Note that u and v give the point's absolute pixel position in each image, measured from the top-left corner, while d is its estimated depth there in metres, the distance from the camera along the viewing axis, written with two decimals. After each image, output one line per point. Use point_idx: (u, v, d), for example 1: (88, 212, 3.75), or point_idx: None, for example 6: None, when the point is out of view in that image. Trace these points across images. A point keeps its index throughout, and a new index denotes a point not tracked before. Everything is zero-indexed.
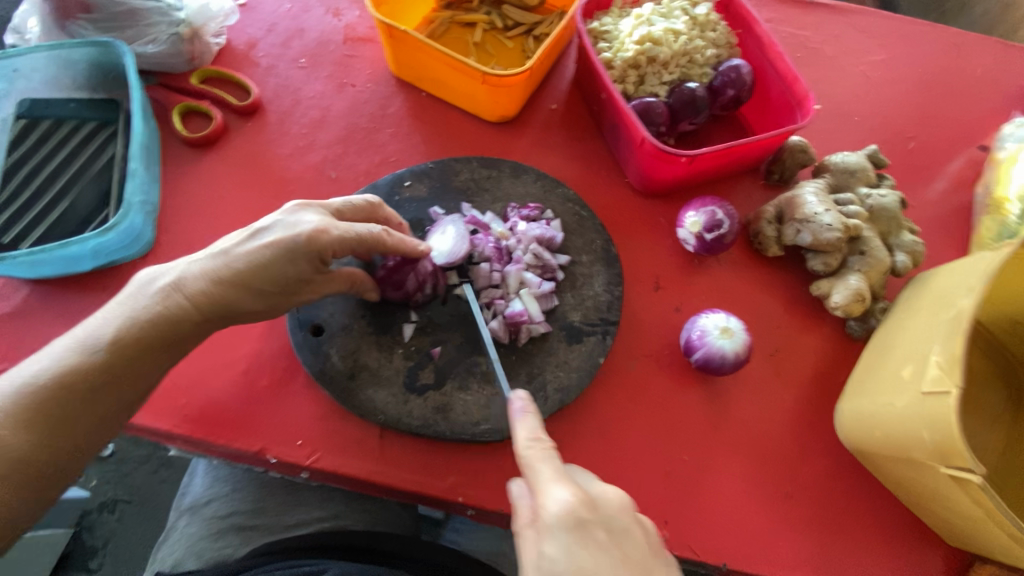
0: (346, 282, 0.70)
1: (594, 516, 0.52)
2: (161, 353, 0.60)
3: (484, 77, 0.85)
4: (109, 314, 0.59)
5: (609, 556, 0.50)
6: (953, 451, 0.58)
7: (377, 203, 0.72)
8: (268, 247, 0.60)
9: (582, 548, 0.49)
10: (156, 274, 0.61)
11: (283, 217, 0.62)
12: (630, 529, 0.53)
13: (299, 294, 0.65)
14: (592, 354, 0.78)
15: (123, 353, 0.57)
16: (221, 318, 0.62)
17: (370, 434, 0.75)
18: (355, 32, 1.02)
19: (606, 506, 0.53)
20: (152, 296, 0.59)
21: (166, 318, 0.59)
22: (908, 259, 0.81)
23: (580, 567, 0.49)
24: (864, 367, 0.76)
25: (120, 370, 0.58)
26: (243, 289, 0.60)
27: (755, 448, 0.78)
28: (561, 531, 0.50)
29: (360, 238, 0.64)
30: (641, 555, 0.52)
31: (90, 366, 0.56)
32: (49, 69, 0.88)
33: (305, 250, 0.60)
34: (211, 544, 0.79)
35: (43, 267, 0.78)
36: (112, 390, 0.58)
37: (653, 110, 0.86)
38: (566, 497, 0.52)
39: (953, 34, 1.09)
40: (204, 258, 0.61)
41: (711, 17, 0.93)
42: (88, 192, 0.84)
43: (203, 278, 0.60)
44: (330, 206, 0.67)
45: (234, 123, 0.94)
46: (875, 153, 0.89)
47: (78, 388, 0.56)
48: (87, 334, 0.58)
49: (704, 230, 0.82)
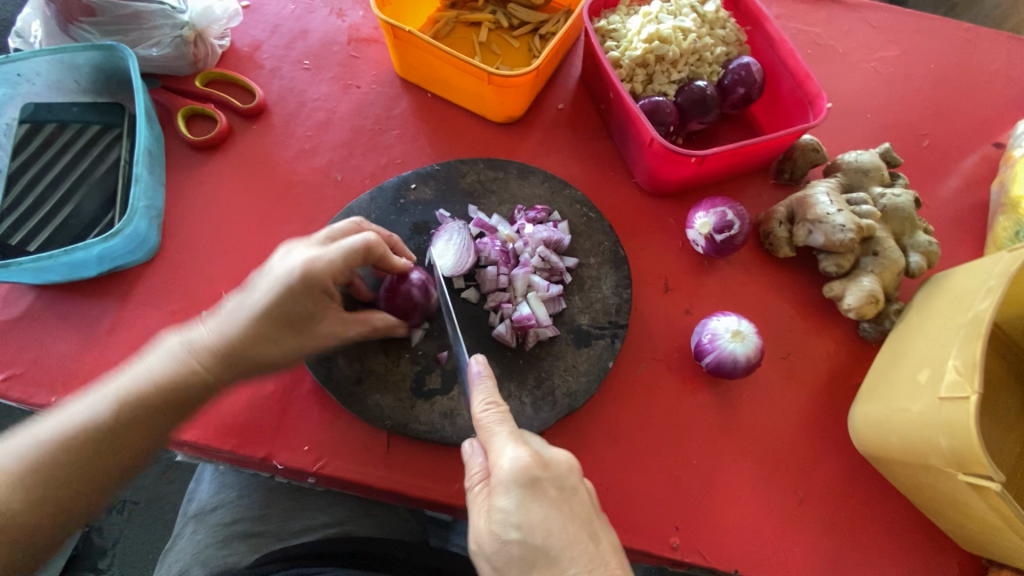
0: (362, 323, 0.69)
1: (547, 475, 0.53)
2: (173, 412, 0.59)
3: (491, 78, 0.84)
4: (130, 371, 0.60)
5: (557, 512, 0.51)
6: (972, 459, 0.57)
7: (361, 223, 0.71)
8: (268, 289, 0.61)
9: (531, 504, 0.51)
10: (173, 337, 0.62)
11: (278, 257, 0.64)
12: (578, 489, 0.54)
13: (313, 339, 0.65)
14: (601, 358, 0.77)
15: (140, 406, 0.57)
16: (237, 374, 0.62)
17: (377, 440, 0.74)
18: (358, 33, 1.02)
19: (556, 465, 0.54)
20: (167, 356, 0.60)
21: (180, 376, 0.59)
22: (923, 259, 0.80)
23: (528, 522, 0.50)
24: (878, 370, 0.75)
25: (134, 424, 0.57)
26: (252, 335, 0.61)
27: (767, 453, 0.76)
28: (513, 488, 0.52)
29: (354, 256, 0.64)
30: (588, 512, 0.53)
31: (105, 423, 0.56)
32: (53, 74, 0.86)
33: (302, 282, 0.61)
34: (217, 551, 0.77)
35: (49, 274, 0.77)
36: (116, 452, 0.56)
37: (662, 109, 0.85)
38: (520, 456, 0.53)
39: (967, 28, 1.07)
40: (216, 314, 0.63)
41: (720, 14, 0.91)
42: (92, 197, 0.84)
43: (214, 333, 0.61)
44: (319, 239, 0.68)
45: (238, 126, 0.93)
46: (888, 152, 0.87)
47: (85, 445, 0.55)
48: (105, 395, 0.58)
49: (714, 231, 0.81)
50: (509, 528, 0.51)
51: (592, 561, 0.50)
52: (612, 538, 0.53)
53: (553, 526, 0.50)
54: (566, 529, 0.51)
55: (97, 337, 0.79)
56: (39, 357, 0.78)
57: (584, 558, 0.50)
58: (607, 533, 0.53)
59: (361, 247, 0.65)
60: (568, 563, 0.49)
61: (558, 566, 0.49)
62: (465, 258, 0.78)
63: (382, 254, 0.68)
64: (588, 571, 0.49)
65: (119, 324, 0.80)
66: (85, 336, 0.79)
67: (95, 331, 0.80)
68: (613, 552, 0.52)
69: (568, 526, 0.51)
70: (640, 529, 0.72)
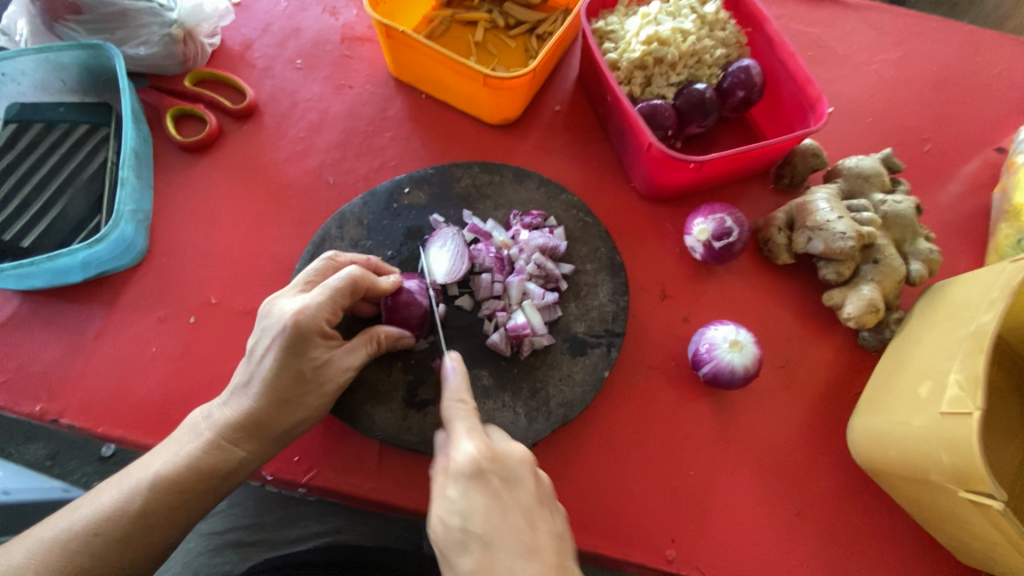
0: (369, 344, 0.68)
1: (493, 466, 0.52)
2: (203, 488, 0.60)
3: (486, 80, 0.82)
4: (157, 458, 0.61)
5: (498, 501, 0.51)
6: (974, 476, 0.56)
7: (333, 257, 0.69)
8: (266, 352, 0.61)
9: (474, 492, 0.51)
10: (192, 419, 0.63)
11: (264, 314, 0.63)
12: (526, 480, 0.53)
13: (324, 388, 0.65)
14: (597, 368, 0.75)
15: (168, 488, 0.58)
16: (260, 441, 0.63)
17: (368, 450, 0.73)
18: (352, 32, 1.00)
19: (508, 458, 0.54)
20: (190, 440, 0.61)
21: (205, 456, 0.60)
22: (923, 267, 0.78)
23: (470, 509, 0.50)
24: (877, 381, 0.74)
25: (164, 503, 0.58)
26: (264, 402, 0.61)
27: (764, 463, 0.75)
28: (459, 477, 0.51)
29: (338, 295, 0.63)
30: (532, 502, 0.52)
31: (132, 508, 0.57)
32: (38, 73, 0.85)
33: (293, 335, 0.60)
34: (207, 559, 0.71)
35: (33, 280, 0.76)
36: (150, 533, 0.57)
37: (660, 113, 0.83)
38: (470, 449, 0.53)
39: (969, 31, 1.05)
40: (229, 390, 0.64)
41: (720, 15, 0.89)
42: (79, 199, 0.82)
43: (231, 410, 0.62)
44: (297, 284, 0.66)
45: (229, 127, 0.91)
46: (889, 157, 0.86)
47: (117, 531, 0.56)
48: (131, 479, 0.59)
49: (713, 238, 0.79)
50: (451, 515, 0.50)
51: (525, 548, 0.49)
52: (554, 530, 0.52)
53: (491, 514, 0.50)
54: (504, 518, 0.50)
55: (83, 343, 0.78)
56: (24, 364, 0.76)
57: (518, 545, 0.49)
58: (549, 525, 0.52)
59: (346, 284, 0.63)
60: (502, 548, 0.48)
61: (490, 552, 0.48)
62: (458, 266, 0.77)
63: (369, 284, 0.66)
64: (521, 558, 0.48)
65: (106, 331, 0.78)
66: (71, 343, 0.78)
67: (81, 337, 0.78)
68: (550, 543, 0.50)
69: (507, 515, 0.50)
70: (635, 542, 0.71)
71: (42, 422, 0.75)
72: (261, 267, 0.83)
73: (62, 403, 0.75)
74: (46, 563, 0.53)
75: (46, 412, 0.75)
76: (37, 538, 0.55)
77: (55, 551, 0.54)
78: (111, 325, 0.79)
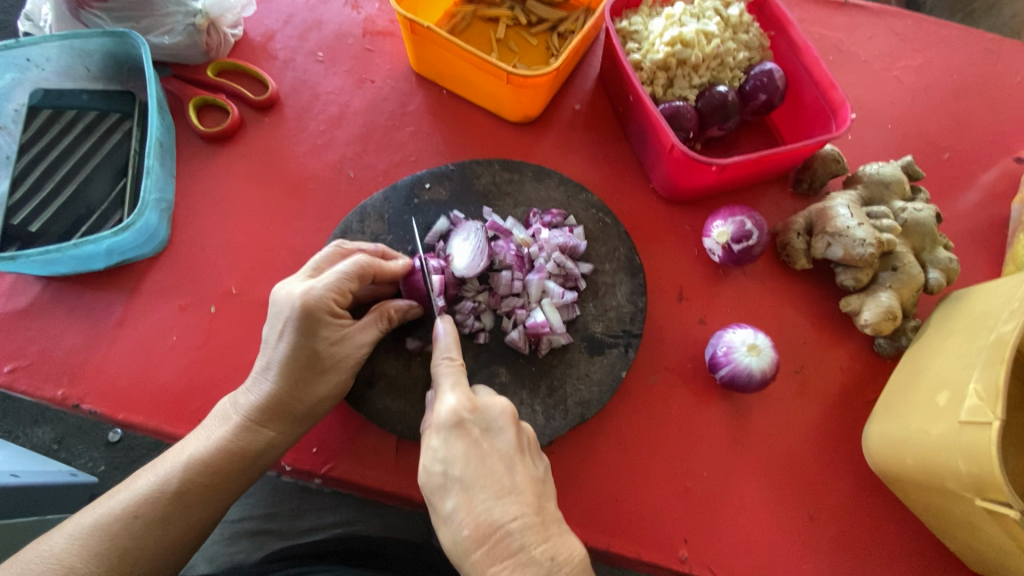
0: (380, 320, 0.68)
1: (473, 415, 0.53)
2: (234, 468, 0.62)
3: (509, 77, 0.82)
4: (187, 445, 0.62)
5: (477, 448, 0.52)
6: (991, 485, 0.57)
7: (341, 244, 0.70)
8: (279, 338, 0.62)
9: (455, 440, 0.52)
10: (221, 406, 0.65)
11: (271, 299, 0.63)
12: (508, 429, 0.54)
13: (341, 366, 0.65)
14: (615, 367, 0.76)
15: (202, 472, 0.60)
16: (286, 420, 0.64)
17: (386, 443, 0.74)
18: (374, 26, 1.00)
19: (488, 408, 0.55)
20: (220, 424, 0.63)
21: (235, 437, 0.62)
22: (942, 276, 0.78)
23: (450, 456, 0.51)
24: (893, 389, 0.74)
25: (199, 483, 0.60)
26: (285, 384, 0.63)
27: (779, 467, 0.76)
28: (442, 427, 0.53)
29: (345, 275, 0.64)
30: (513, 450, 0.53)
31: (168, 489, 0.58)
32: (62, 60, 0.84)
33: (304, 316, 0.60)
34: (224, 549, 0.77)
35: (56, 266, 0.76)
36: (187, 512, 0.59)
37: (682, 114, 0.83)
38: (451, 400, 0.54)
39: (992, 39, 1.05)
40: (252, 375, 0.65)
41: (744, 18, 0.89)
42: (100, 185, 0.83)
43: (255, 393, 0.63)
44: (305, 269, 0.66)
45: (250, 118, 0.91)
46: (911, 164, 0.86)
47: (155, 513, 0.57)
48: (166, 464, 0.60)
49: (732, 241, 0.80)
50: (433, 462, 0.52)
51: (503, 492, 0.50)
52: (535, 473, 0.53)
53: (470, 460, 0.51)
54: (482, 463, 0.51)
55: (105, 331, 0.78)
56: (45, 349, 0.77)
57: (495, 489, 0.50)
58: (530, 471, 0.53)
59: (354, 270, 0.64)
60: (479, 492, 0.50)
61: (470, 496, 0.50)
62: (477, 262, 0.75)
63: (377, 270, 0.67)
64: (498, 499, 0.49)
65: (126, 319, 0.79)
66: (93, 330, 0.78)
67: (102, 324, 0.79)
68: (531, 488, 0.51)
69: (485, 460, 0.51)
70: (648, 541, 0.71)
71: (63, 407, 0.76)
72: (281, 259, 0.84)
73: (83, 389, 0.76)
74: (91, 548, 0.54)
75: (66, 398, 0.75)
76: (78, 525, 0.56)
77: (98, 536, 0.55)
78: (132, 313, 0.79)
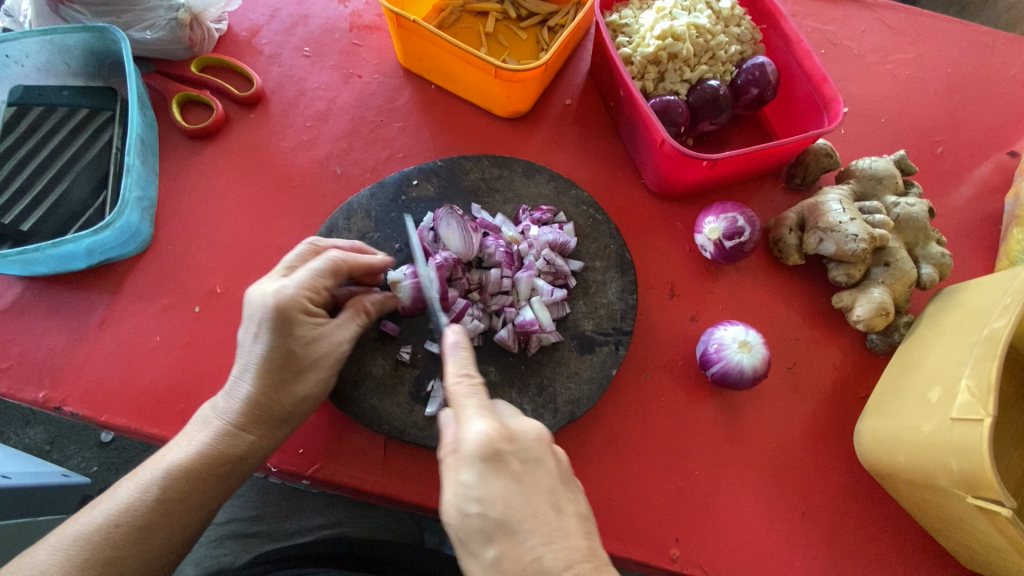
0: (357, 315, 0.67)
1: (510, 447, 0.51)
2: (217, 474, 0.60)
3: (497, 72, 0.81)
4: (166, 453, 0.61)
5: (520, 485, 0.49)
6: (983, 483, 0.56)
7: (314, 242, 0.68)
8: (253, 337, 0.61)
9: (492, 477, 0.49)
10: (201, 411, 0.64)
11: (245, 301, 0.62)
12: (544, 460, 0.52)
13: (320, 364, 0.64)
14: (605, 366, 0.75)
15: (184, 481, 0.59)
16: (267, 421, 0.63)
17: (374, 444, 0.73)
18: (361, 20, 0.98)
19: (524, 437, 0.52)
20: (200, 429, 0.62)
21: (217, 442, 0.61)
22: (934, 271, 0.78)
23: (488, 495, 0.48)
24: (887, 385, 0.73)
25: (182, 492, 0.58)
26: (262, 385, 0.62)
27: (771, 465, 0.75)
28: (476, 460, 0.49)
29: (315, 274, 0.63)
30: (552, 483, 0.51)
31: (150, 499, 0.57)
32: (42, 56, 0.83)
33: (275, 315, 0.60)
34: (211, 551, 0.75)
35: (36, 266, 0.75)
36: (167, 521, 0.57)
37: (673, 109, 0.82)
38: (484, 428, 0.51)
39: (984, 32, 1.04)
40: (230, 379, 0.64)
41: (735, 11, 0.88)
42: (83, 184, 0.81)
43: (235, 398, 0.62)
44: (275, 271, 0.65)
45: (235, 115, 0.90)
46: (904, 159, 0.85)
47: (137, 522, 0.56)
48: (147, 472, 0.59)
49: (724, 237, 0.79)
50: (470, 502, 0.49)
51: (550, 534, 0.48)
52: (576, 507, 0.51)
53: (512, 499, 0.48)
54: (527, 504, 0.49)
55: (87, 331, 0.77)
56: (26, 351, 0.76)
57: (542, 532, 0.48)
58: (572, 505, 0.51)
59: (327, 267, 0.64)
60: (527, 536, 0.47)
61: (516, 542, 0.47)
62: (472, 242, 0.75)
63: (350, 271, 0.66)
64: (547, 543, 0.47)
65: (109, 319, 0.78)
66: (75, 331, 0.77)
67: (84, 325, 0.77)
68: (576, 525, 0.49)
69: (530, 499, 0.49)
70: (640, 540, 0.71)
71: (45, 410, 0.74)
72: (266, 258, 0.83)
73: (64, 391, 0.74)
74: (73, 557, 0.53)
75: (48, 400, 0.74)
76: (61, 535, 0.55)
77: (79, 546, 0.54)
78: (115, 313, 0.78)
